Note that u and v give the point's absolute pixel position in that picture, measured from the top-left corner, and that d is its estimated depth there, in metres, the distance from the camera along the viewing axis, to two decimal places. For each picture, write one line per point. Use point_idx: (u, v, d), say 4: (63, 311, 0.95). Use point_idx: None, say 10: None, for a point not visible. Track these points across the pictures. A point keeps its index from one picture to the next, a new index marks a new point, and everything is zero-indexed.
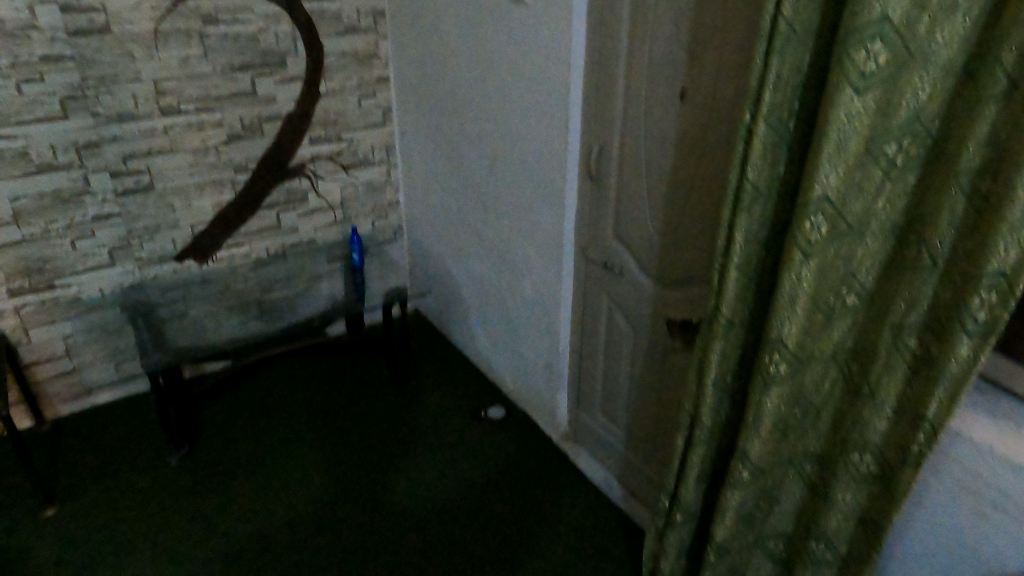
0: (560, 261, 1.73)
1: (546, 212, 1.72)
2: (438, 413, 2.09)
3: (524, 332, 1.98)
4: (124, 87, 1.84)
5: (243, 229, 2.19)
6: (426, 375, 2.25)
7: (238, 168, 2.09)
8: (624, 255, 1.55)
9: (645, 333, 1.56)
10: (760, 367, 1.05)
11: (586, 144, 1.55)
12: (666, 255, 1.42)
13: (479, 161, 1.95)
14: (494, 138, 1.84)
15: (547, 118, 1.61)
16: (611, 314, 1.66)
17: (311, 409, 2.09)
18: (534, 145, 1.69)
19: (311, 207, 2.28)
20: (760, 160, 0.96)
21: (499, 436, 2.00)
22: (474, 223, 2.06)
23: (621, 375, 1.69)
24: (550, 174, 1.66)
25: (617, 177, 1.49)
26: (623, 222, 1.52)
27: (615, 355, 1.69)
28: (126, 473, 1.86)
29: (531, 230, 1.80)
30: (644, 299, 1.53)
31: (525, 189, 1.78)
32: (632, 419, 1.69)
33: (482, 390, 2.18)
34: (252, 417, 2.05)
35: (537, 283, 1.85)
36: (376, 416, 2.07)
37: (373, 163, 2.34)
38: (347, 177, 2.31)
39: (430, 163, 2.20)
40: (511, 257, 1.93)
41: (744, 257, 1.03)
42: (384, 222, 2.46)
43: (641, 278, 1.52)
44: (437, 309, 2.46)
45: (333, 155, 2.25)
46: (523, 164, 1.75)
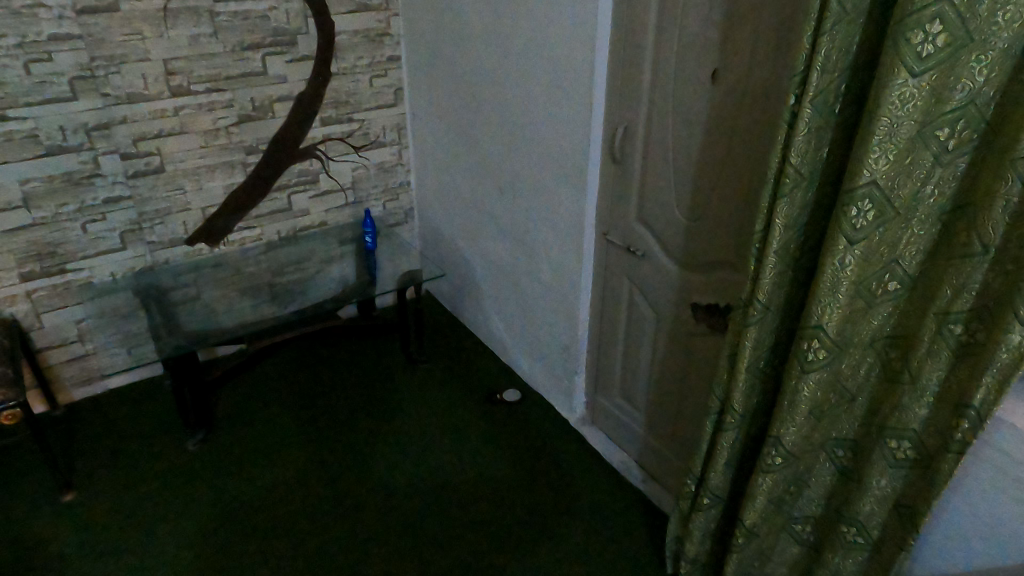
0: (580, 245, 1.71)
1: (566, 195, 1.70)
2: (453, 396, 2.08)
3: (541, 316, 1.97)
4: (133, 67, 1.80)
5: (255, 212, 2.16)
6: (440, 357, 2.24)
7: (249, 150, 2.06)
8: (648, 238, 1.53)
9: (669, 316, 1.55)
10: (798, 353, 1.04)
11: (610, 126, 1.53)
12: (693, 239, 1.40)
13: (495, 142, 1.92)
14: (512, 119, 1.81)
15: (569, 99, 1.58)
16: (632, 297, 1.65)
17: (326, 392, 2.08)
18: (554, 127, 1.66)
19: (322, 188, 2.25)
20: (805, 144, 0.94)
21: (516, 419, 1.99)
22: (490, 206, 2.04)
23: (643, 358, 1.69)
24: (571, 156, 1.63)
25: (642, 159, 1.47)
26: (647, 205, 1.50)
27: (636, 339, 1.69)
28: (143, 458, 1.85)
29: (550, 213, 1.78)
30: (668, 282, 1.52)
31: (544, 171, 1.75)
32: (654, 402, 1.68)
33: (497, 373, 2.17)
34: (266, 401, 2.04)
35: (556, 266, 1.83)
36: (391, 400, 2.07)
37: (384, 144, 2.31)
38: (358, 159, 2.28)
39: (444, 145, 2.18)
40: (528, 240, 1.91)
41: (783, 243, 1.02)
42: (395, 204, 2.44)
43: (666, 261, 1.50)
44: (449, 292, 2.44)
45: (345, 136, 2.21)
46: (543, 145, 1.72)
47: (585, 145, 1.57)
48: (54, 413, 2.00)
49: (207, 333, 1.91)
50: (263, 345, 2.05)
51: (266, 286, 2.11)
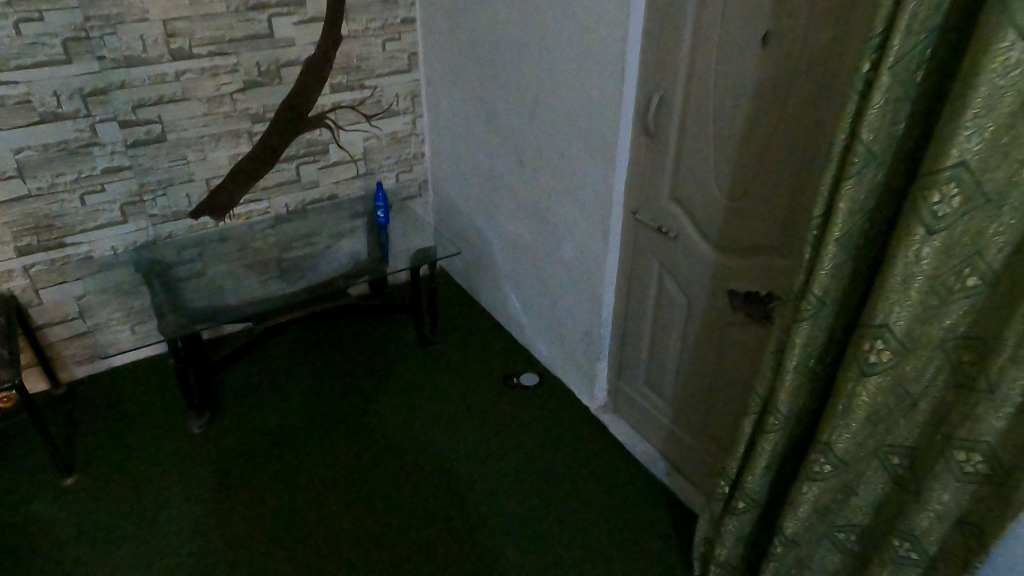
0: (606, 223, 1.59)
1: (592, 170, 1.58)
2: (467, 379, 2.00)
3: (562, 297, 1.86)
4: (130, 28, 1.68)
5: (261, 184, 2.06)
6: (453, 337, 2.15)
7: (256, 118, 1.95)
8: (681, 218, 1.42)
9: (703, 302, 1.44)
10: (857, 353, 0.94)
11: (643, 94, 1.40)
12: (733, 220, 1.29)
13: (515, 112, 1.80)
14: (535, 87, 1.68)
15: (599, 67, 1.45)
16: (661, 281, 1.54)
17: (336, 373, 2.00)
18: (581, 95, 1.53)
19: (332, 159, 2.14)
20: (880, 117, 0.82)
21: (533, 405, 1.91)
22: (508, 180, 1.93)
23: (671, 346, 1.58)
24: (599, 128, 1.51)
25: (677, 131, 1.35)
26: (682, 182, 1.38)
27: (665, 325, 1.58)
28: (147, 442, 1.78)
29: (575, 189, 1.66)
30: (702, 266, 1.40)
31: (569, 143, 1.63)
32: (683, 393, 1.58)
33: (514, 355, 2.08)
34: (274, 382, 1.96)
35: (579, 246, 1.72)
36: (403, 382, 1.98)
37: (397, 113, 2.19)
38: (370, 128, 2.16)
39: (461, 113, 2.05)
40: (550, 217, 1.80)
41: (847, 230, 0.90)
42: (409, 176, 2.32)
43: (701, 243, 1.39)
44: (464, 269, 2.34)
45: (356, 104, 2.10)
46: (568, 115, 1.60)
47: (615, 116, 1.45)
48: (56, 392, 1.93)
49: (212, 311, 1.82)
50: (270, 324, 1.97)
51: (274, 263, 2.02)
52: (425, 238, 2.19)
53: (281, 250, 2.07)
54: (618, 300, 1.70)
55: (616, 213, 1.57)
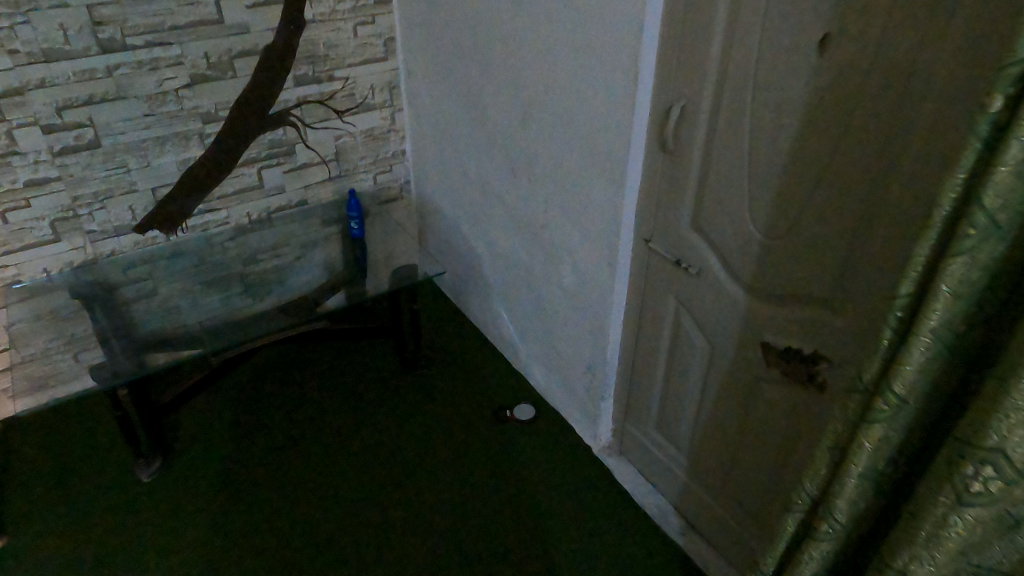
0: (612, 251, 1.36)
1: (597, 188, 1.33)
2: (453, 413, 1.78)
3: (561, 325, 1.63)
4: (47, 15, 1.41)
5: (218, 191, 1.80)
6: (438, 362, 1.93)
7: (207, 117, 1.69)
8: (705, 252, 1.18)
9: (729, 351, 1.21)
10: (953, 475, 0.71)
11: (661, 102, 1.15)
12: (774, 262, 1.05)
13: (507, 114, 1.54)
14: (530, 87, 1.43)
15: (607, 68, 1.19)
16: (678, 319, 1.31)
17: (306, 406, 1.78)
18: (584, 101, 1.28)
19: (300, 162, 1.88)
20: (1013, 176, 0.58)
21: (528, 444, 1.70)
22: (499, 189, 1.68)
23: (687, 392, 1.36)
24: (607, 141, 1.26)
25: (703, 149, 1.10)
26: (708, 210, 1.14)
27: (682, 369, 1.35)
28: (87, 494, 1.56)
29: (576, 207, 1.42)
30: (730, 311, 1.17)
31: (570, 155, 1.38)
32: (702, 446, 1.36)
33: (506, 382, 1.86)
34: (237, 420, 1.74)
35: (582, 271, 1.48)
36: (380, 416, 1.76)
37: (373, 107, 1.93)
38: (342, 125, 1.90)
39: (445, 109, 1.79)
40: (548, 236, 1.56)
41: (948, 320, 0.67)
42: (388, 177, 2.07)
43: (729, 284, 1.15)
44: (452, 280, 2.11)
45: (325, 98, 1.83)
46: (570, 122, 1.34)
47: (626, 127, 1.20)
48: None
49: (159, 345, 1.59)
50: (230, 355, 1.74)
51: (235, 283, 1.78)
52: (406, 249, 1.95)
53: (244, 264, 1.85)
54: (626, 334, 1.47)
55: (626, 239, 1.33)
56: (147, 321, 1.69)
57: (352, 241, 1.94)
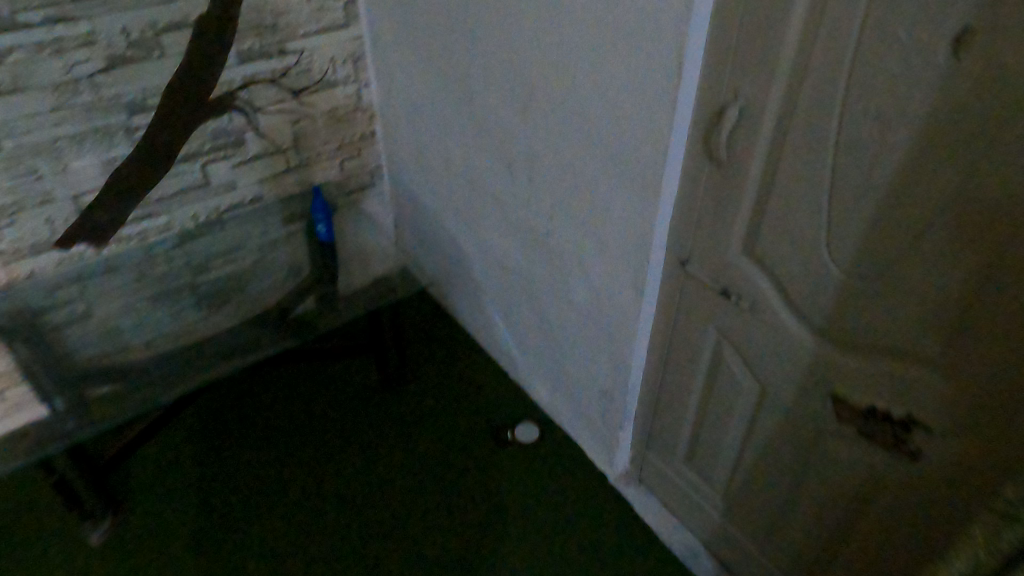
0: (639, 271, 1.14)
1: (620, 199, 1.10)
2: (448, 439, 1.58)
3: (571, 343, 1.42)
4: None
5: (156, 194, 1.52)
6: (426, 377, 1.72)
7: (133, 108, 1.39)
8: (761, 284, 0.97)
9: (786, 396, 1.02)
10: None
11: (708, 102, 0.91)
12: (859, 308, 0.85)
13: (502, 102, 1.28)
14: (532, 71, 1.16)
15: (638, 56, 0.94)
16: (717, 351, 1.11)
17: (280, 439, 1.56)
18: (605, 94, 1.03)
19: (252, 153, 1.60)
20: None
21: (535, 472, 1.52)
22: (492, 186, 1.43)
23: (726, 431, 1.17)
24: (635, 144, 1.01)
25: (766, 163, 0.88)
26: (768, 236, 0.92)
27: (721, 406, 1.16)
28: (25, 567, 1.32)
29: (593, 217, 1.18)
30: (789, 353, 0.97)
31: (584, 156, 1.14)
32: (742, 488, 1.19)
33: (504, 398, 1.67)
34: (201, 462, 1.51)
35: (597, 288, 1.26)
36: (367, 447, 1.56)
37: (336, 83, 1.64)
38: (300, 107, 1.61)
39: (421, 88, 1.52)
40: (554, 246, 1.33)
41: None
42: (356, 163, 1.80)
43: (790, 324, 0.95)
44: (437, 278, 1.88)
45: (277, 77, 1.54)
46: (584, 118, 1.09)
47: (664, 131, 0.95)
48: None
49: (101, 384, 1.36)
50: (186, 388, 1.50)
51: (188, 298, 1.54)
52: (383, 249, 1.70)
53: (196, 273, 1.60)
54: (651, 360, 1.27)
55: (656, 259, 1.10)
56: (83, 353, 1.44)
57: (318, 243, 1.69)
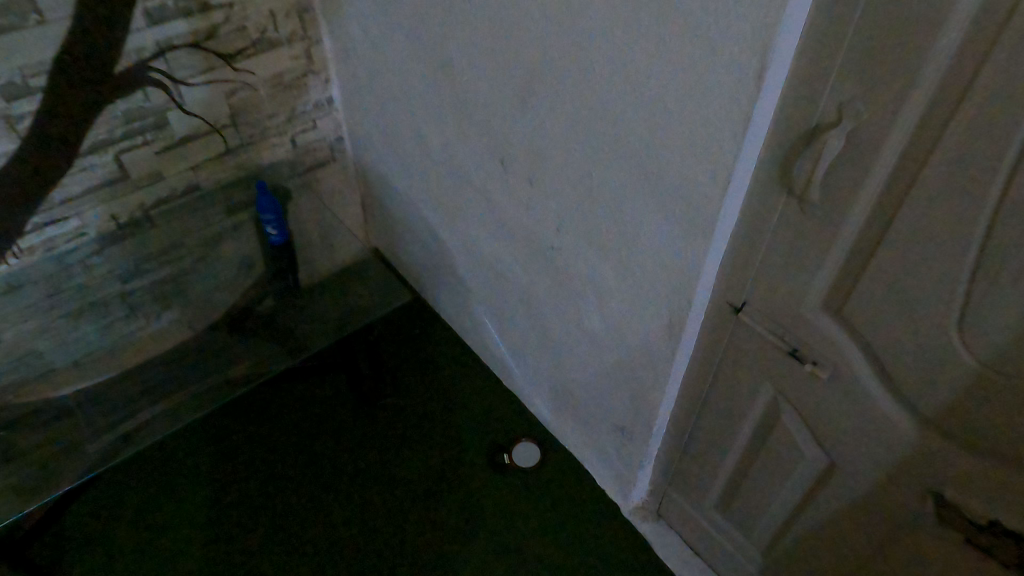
0: (674, 313, 0.90)
1: (653, 228, 0.85)
2: (438, 460, 1.39)
3: (581, 367, 1.21)
4: None
5: (60, 195, 1.21)
6: (407, 387, 1.51)
7: (12, 93, 1.06)
8: (844, 352, 0.74)
9: (862, 477, 0.82)
10: None
11: (793, 118, 0.65)
12: (995, 409, 0.63)
13: (491, 85, 1.00)
14: (531, 52, 0.88)
15: (690, 52, 0.66)
16: (770, 408, 0.90)
17: (245, 473, 1.36)
18: (634, 95, 0.76)
19: (180, 135, 1.29)
20: None
21: (539, 503, 1.33)
22: (482, 181, 1.17)
23: (773, 493, 0.98)
24: (679, 166, 0.75)
25: (873, 207, 0.64)
26: (864, 299, 0.69)
27: (769, 466, 0.96)
28: None
29: (614, 240, 0.93)
30: (875, 434, 0.76)
31: (603, 168, 0.87)
32: (788, 553, 1.01)
33: (498, 412, 1.47)
34: (153, 512, 1.30)
35: (616, 317, 1.03)
36: (346, 473, 1.36)
37: (279, 43, 1.32)
38: (235, 75, 1.29)
39: (387, 52, 1.22)
40: (561, 262, 1.09)
41: None
42: (312, 136, 1.50)
43: (882, 404, 0.74)
44: (416, 266, 1.63)
45: (201, 39, 1.21)
46: (604, 121, 0.82)
47: (726, 156, 0.69)
48: None
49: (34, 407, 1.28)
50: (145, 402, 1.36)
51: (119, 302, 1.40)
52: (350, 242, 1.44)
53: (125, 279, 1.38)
54: (683, 397, 1.06)
55: (700, 304, 0.86)
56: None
57: (272, 246, 1.46)
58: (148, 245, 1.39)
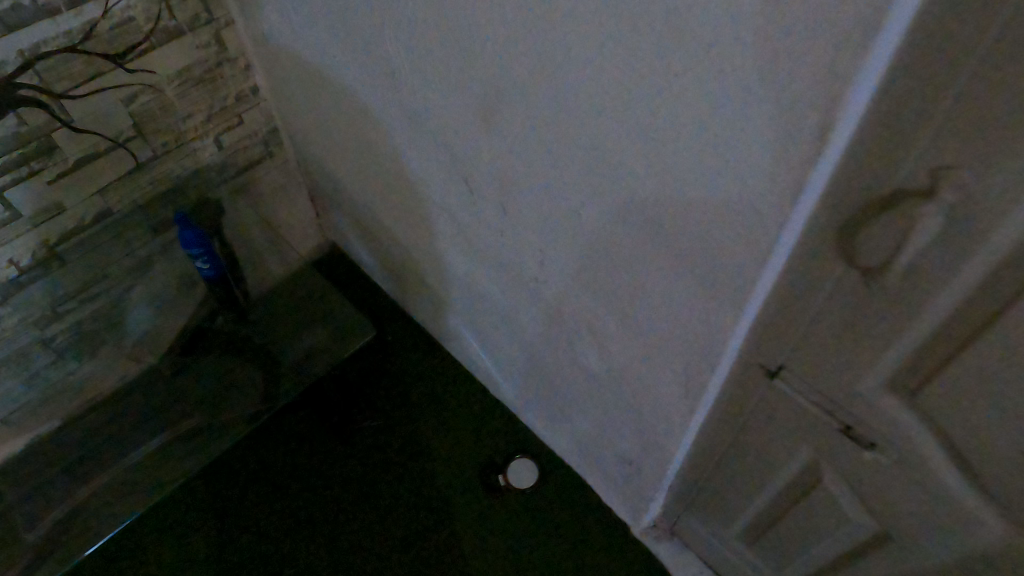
0: (691, 366, 0.76)
1: (668, 280, 0.69)
2: (426, 488, 1.28)
3: (579, 393, 1.07)
4: None
5: None
6: (383, 405, 1.38)
7: None
8: (907, 439, 0.60)
9: (923, 556, 0.69)
10: None
11: (853, 182, 0.47)
12: None
13: (444, 95, 0.80)
14: (492, 65, 0.68)
15: (722, 91, 0.48)
16: (805, 469, 0.77)
17: (235, 535, 1.23)
18: (637, 131, 0.57)
19: (77, 157, 1.06)
20: None
21: (554, 520, 1.23)
22: (447, 194, 0.99)
23: (806, 545, 0.87)
24: (705, 219, 0.59)
25: (968, 294, 0.47)
26: (944, 390, 0.54)
27: (801, 520, 0.84)
28: None
29: (614, 283, 0.78)
30: (944, 523, 0.63)
31: (597, 207, 0.70)
32: None
33: (493, 423, 1.35)
34: None
35: (620, 353, 0.88)
36: (336, 515, 1.25)
37: (180, 32, 1.08)
38: (132, 78, 1.05)
39: (311, 44, 0.99)
40: (549, 292, 0.94)
41: None
42: (240, 134, 1.28)
43: (958, 499, 0.60)
44: (383, 265, 1.45)
45: (81, 40, 0.96)
46: (599, 157, 0.64)
47: (769, 219, 0.53)
48: None
49: None
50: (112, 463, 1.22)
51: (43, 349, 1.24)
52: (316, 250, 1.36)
53: (42, 326, 1.20)
54: (694, 446, 0.92)
55: (726, 364, 0.71)
56: None
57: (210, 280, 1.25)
58: (65, 283, 1.18)
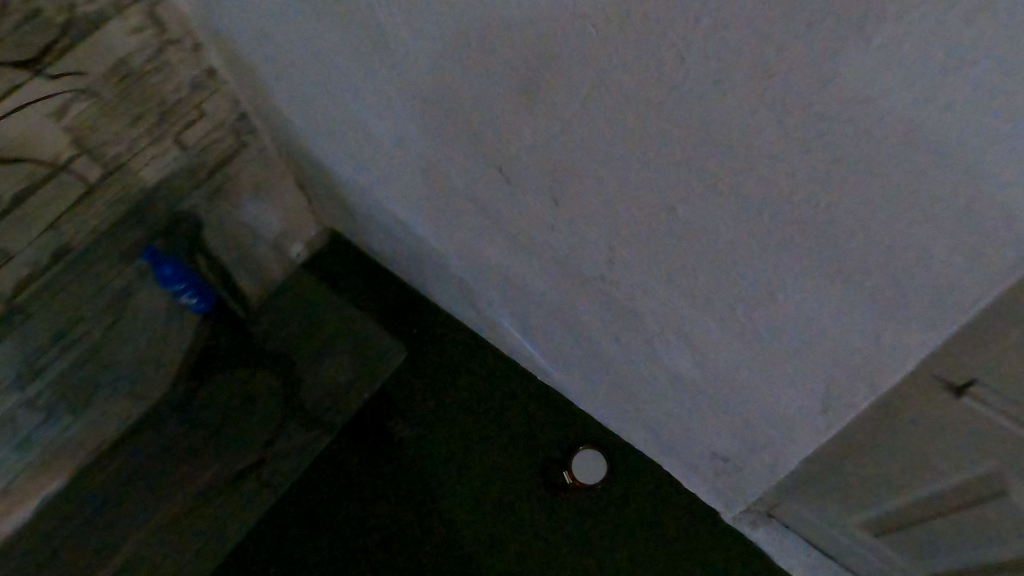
0: (838, 383, 0.59)
1: (825, 287, 0.51)
2: (490, 495, 1.21)
3: (652, 389, 0.91)
4: None
5: None
6: (418, 408, 1.29)
7: None
8: None
9: None
10: None
11: None
12: None
13: (464, 66, 0.58)
14: (542, 22, 0.46)
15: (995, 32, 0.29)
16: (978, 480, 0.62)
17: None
18: (799, 99, 0.39)
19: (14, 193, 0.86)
20: None
21: (629, 492, 1.19)
22: (471, 186, 0.78)
23: (959, 543, 0.74)
24: (925, 212, 0.39)
25: None
26: None
27: (959, 520, 0.70)
28: None
29: (724, 287, 0.59)
30: None
31: (710, 197, 0.51)
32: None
33: (537, 406, 1.27)
34: None
35: (712, 356, 0.72)
36: (402, 534, 1.20)
37: (107, 15, 0.85)
38: (60, 84, 0.84)
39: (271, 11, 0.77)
40: (617, 293, 0.75)
41: None
42: (206, 127, 1.07)
43: None
44: (395, 251, 1.28)
45: None
46: (730, 133, 0.44)
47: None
48: None
49: None
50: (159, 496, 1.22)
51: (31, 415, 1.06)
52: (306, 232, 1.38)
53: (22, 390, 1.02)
54: (815, 453, 0.76)
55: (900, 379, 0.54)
56: None
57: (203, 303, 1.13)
58: (33, 337, 0.99)
